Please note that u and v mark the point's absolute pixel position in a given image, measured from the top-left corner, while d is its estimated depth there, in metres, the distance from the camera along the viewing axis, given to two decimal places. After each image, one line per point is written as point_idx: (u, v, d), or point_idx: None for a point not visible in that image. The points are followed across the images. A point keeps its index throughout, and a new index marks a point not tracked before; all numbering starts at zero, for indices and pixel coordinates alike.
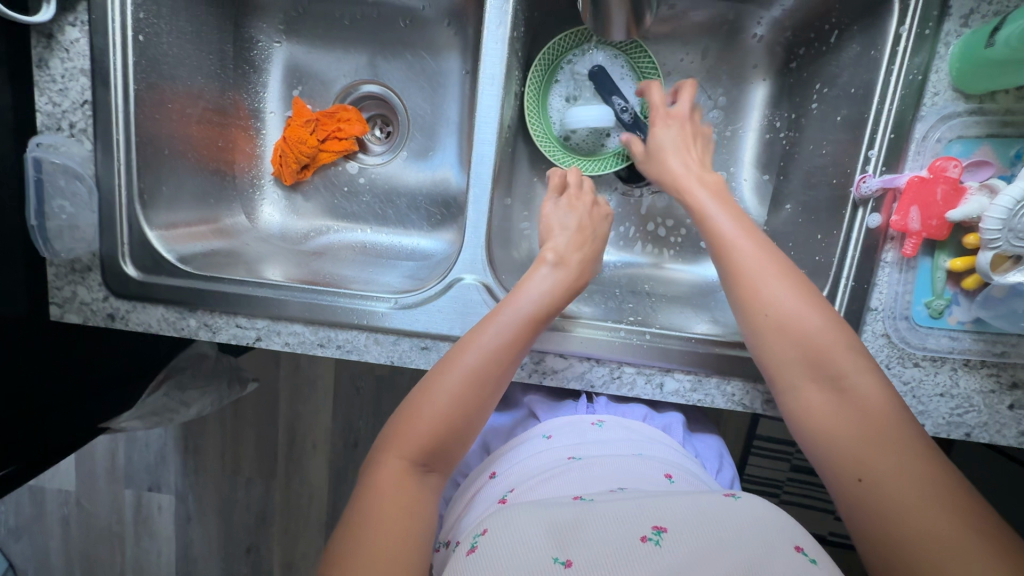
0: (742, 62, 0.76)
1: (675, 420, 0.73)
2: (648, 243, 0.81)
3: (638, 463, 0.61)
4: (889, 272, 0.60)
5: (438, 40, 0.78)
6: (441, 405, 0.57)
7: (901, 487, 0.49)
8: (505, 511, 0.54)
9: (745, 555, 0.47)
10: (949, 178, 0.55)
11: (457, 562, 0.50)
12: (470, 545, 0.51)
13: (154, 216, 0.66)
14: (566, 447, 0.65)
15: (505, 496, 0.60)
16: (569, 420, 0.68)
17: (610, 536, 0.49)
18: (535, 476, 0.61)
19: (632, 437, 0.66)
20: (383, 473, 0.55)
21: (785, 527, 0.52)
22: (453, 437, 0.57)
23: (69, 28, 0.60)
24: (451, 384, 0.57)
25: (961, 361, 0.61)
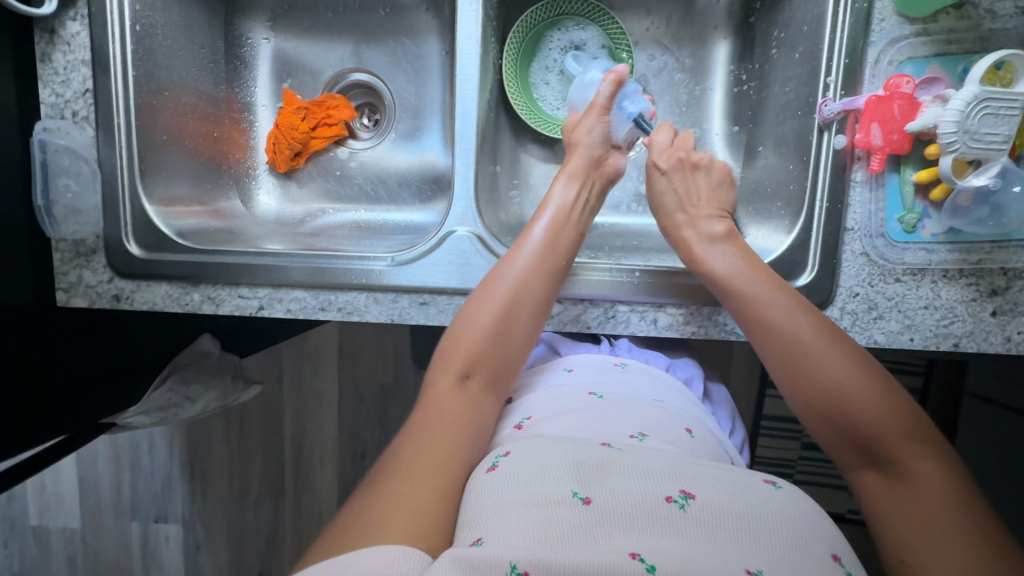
0: (704, 23, 0.80)
1: (695, 374, 0.76)
2: (633, 202, 0.84)
3: (660, 411, 0.63)
4: (860, 191, 0.63)
5: (417, 25, 0.83)
6: (481, 328, 0.62)
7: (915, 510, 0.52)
8: (533, 440, 0.54)
9: (776, 551, 0.45)
10: (903, 93, 0.59)
11: (478, 477, 0.52)
12: (491, 463, 0.53)
13: (153, 189, 0.69)
14: (587, 382, 0.67)
15: (521, 422, 0.62)
16: (596, 359, 0.71)
17: (634, 483, 0.49)
18: (556, 408, 0.62)
19: (654, 382, 0.69)
20: (436, 385, 0.61)
21: (825, 525, 0.49)
22: (500, 353, 0.62)
23: (70, 22, 0.64)
24: (480, 328, 0.62)
25: (940, 273, 0.63)
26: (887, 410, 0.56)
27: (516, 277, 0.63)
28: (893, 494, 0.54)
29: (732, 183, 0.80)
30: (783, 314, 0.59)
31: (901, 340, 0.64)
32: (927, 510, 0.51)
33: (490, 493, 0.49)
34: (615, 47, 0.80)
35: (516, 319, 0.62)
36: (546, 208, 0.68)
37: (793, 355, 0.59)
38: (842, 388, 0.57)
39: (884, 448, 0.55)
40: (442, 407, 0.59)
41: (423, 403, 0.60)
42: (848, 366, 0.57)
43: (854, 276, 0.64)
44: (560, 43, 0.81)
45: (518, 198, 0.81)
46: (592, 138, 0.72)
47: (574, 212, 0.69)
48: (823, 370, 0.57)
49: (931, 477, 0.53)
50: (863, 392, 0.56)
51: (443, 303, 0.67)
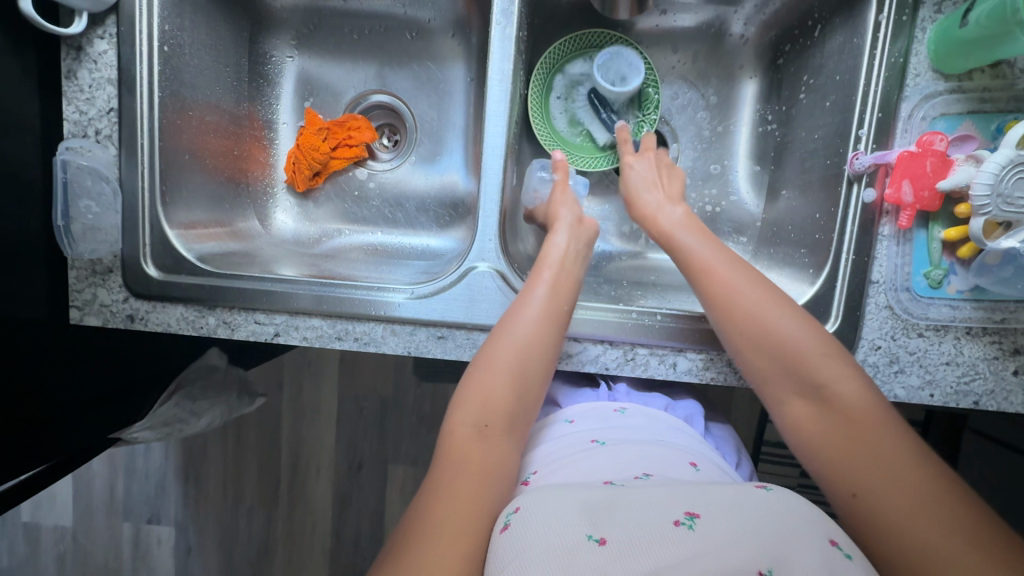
0: (731, 62, 0.80)
1: (695, 411, 0.74)
2: (651, 234, 0.84)
3: (660, 448, 0.62)
4: (887, 245, 0.63)
5: (443, 50, 0.83)
6: (497, 390, 0.60)
7: (911, 502, 0.49)
8: (538, 492, 0.54)
9: (787, 558, 0.44)
10: (937, 151, 0.58)
11: (494, 540, 0.51)
12: (503, 522, 0.52)
13: (173, 214, 0.69)
14: (589, 430, 0.66)
15: (528, 478, 0.62)
16: (592, 405, 0.70)
17: (643, 515, 0.49)
18: (559, 459, 0.62)
19: (654, 423, 0.68)
20: (454, 436, 0.59)
21: (824, 523, 0.49)
22: (520, 410, 0.61)
23: (97, 41, 0.64)
24: (495, 374, 0.60)
25: (963, 329, 0.63)
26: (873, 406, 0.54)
27: (521, 333, 0.61)
28: (882, 491, 0.51)
29: (753, 223, 0.80)
30: (763, 307, 0.59)
31: (921, 395, 0.64)
32: (920, 500, 0.49)
33: (510, 544, 0.48)
34: (643, 82, 0.80)
35: (529, 378, 0.61)
36: (548, 259, 0.66)
37: (774, 348, 0.58)
38: (822, 382, 0.56)
39: (870, 442, 0.53)
40: (461, 453, 0.57)
41: (440, 454, 0.58)
42: (825, 358, 0.57)
43: (877, 329, 0.64)
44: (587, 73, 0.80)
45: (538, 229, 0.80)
46: (570, 210, 0.70)
47: (574, 263, 0.67)
48: (803, 361, 0.57)
49: (916, 469, 0.50)
50: (842, 385, 0.55)
51: (461, 337, 0.66)
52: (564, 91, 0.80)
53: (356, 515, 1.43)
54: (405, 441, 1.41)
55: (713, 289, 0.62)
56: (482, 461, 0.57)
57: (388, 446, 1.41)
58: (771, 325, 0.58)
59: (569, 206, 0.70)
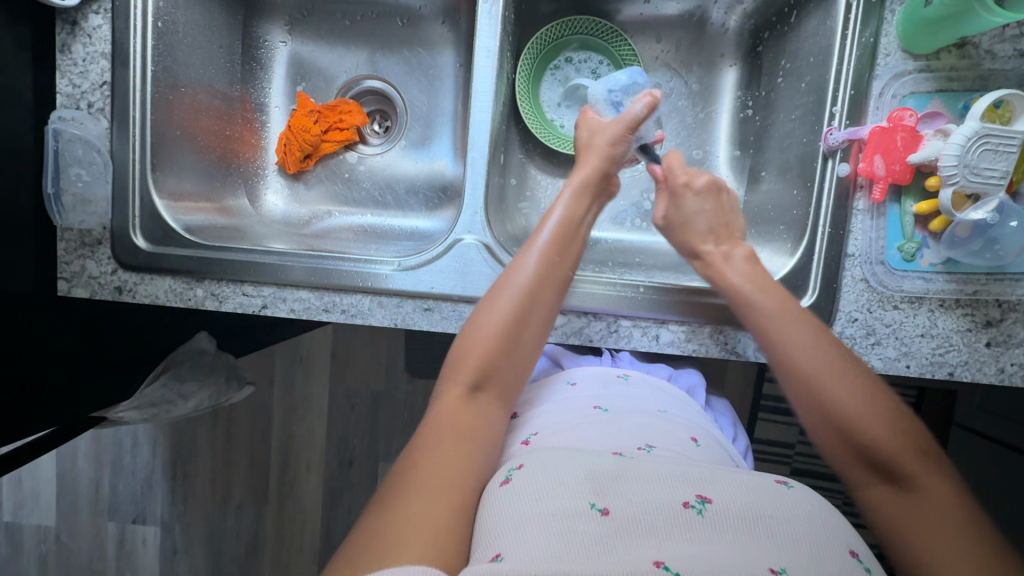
0: (713, 50, 0.82)
1: (697, 384, 0.76)
2: (637, 217, 0.86)
3: (664, 422, 0.64)
4: (862, 219, 0.65)
5: (433, 37, 0.85)
6: (486, 341, 0.61)
7: (932, 528, 0.50)
8: (543, 453, 0.55)
9: (792, 550, 0.45)
10: (906, 126, 0.60)
11: (493, 492, 0.52)
12: (505, 476, 0.53)
13: (163, 183, 0.70)
14: (591, 395, 0.67)
15: (529, 438, 0.62)
16: (597, 371, 0.70)
17: (654, 490, 0.50)
18: (562, 421, 0.63)
19: (656, 393, 0.69)
20: (445, 399, 0.60)
21: (839, 529, 0.49)
22: (510, 364, 0.62)
23: (92, 16, 0.65)
24: (481, 337, 0.61)
25: (937, 302, 0.64)
26: (901, 429, 0.54)
27: (522, 283, 0.62)
28: (902, 508, 0.52)
29: (735, 206, 0.82)
30: (787, 334, 0.59)
31: (897, 366, 0.65)
32: (941, 517, 0.50)
33: (509, 507, 0.49)
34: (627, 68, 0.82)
35: (524, 332, 0.62)
36: (551, 217, 0.67)
37: (802, 371, 0.58)
38: (842, 405, 0.56)
39: (896, 465, 0.53)
40: (454, 420, 0.58)
41: (433, 416, 0.59)
42: (846, 378, 0.56)
43: (853, 302, 0.65)
44: (573, 61, 0.83)
45: (526, 211, 0.82)
46: (612, 150, 0.70)
47: (576, 224, 0.68)
48: (823, 383, 0.57)
49: (941, 489, 0.52)
50: (870, 406, 0.55)
51: (447, 309, 0.67)
52: (551, 78, 0.83)
53: (345, 511, 1.42)
54: (395, 435, 1.40)
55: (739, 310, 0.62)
56: (476, 431, 0.57)
57: (379, 440, 1.41)
58: (789, 344, 0.58)
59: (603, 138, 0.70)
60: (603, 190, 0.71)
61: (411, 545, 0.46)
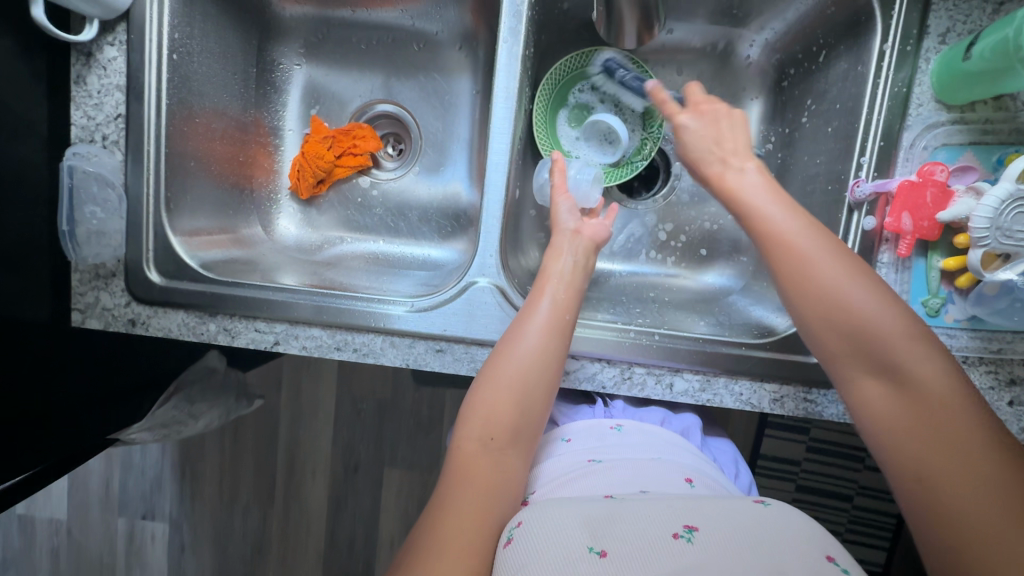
0: (736, 83, 0.80)
1: (691, 424, 0.74)
2: (652, 250, 0.84)
3: (658, 466, 0.63)
4: (886, 272, 0.63)
5: (450, 63, 0.83)
6: (499, 400, 0.60)
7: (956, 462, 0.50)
8: (539, 506, 0.55)
9: (779, 564, 0.46)
10: (937, 180, 0.58)
11: (498, 557, 0.51)
12: (507, 537, 0.52)
13: (178, 223, 0.69)
14: (586, 448, 0.67)
15: (528, 500, 0.63)
16: (589, 424, 0.70)
17: (643, 525, 0.51)
18: (559, 478, 0.63)
19: (649, 440, 0.68)
20: (461, 449, 0.59)
21: (816, 535, 0.51)
22: (519, 417, 0.60)
23: (107, 47, 0.64)
24: (495, 388, 0.60)
25: (959, 358, 0.63)
26: (937, 367, 0.53)
27: (534, 329, 0.62)
28: (898, 406, 0.54)
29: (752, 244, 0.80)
30: (824, 265, 0.57)
31: None
32: (934, 419, 0.52)
33: (515, 565, 0.49)
34: (647, 101, 0.80)
35: (533, 384, 0.61)
36: (551, 273, 0.66)
37: (830, 305, 0.56)
38: (882, 343, 0.54)
39: (930, 402, 0.52)
40: (465, 473, 0.58)
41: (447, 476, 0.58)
42: (880, 312, 0.55)
43: None
44: (592, 92, 0.81)
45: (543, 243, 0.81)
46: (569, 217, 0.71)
47: (575, 273, 0.67)
48: (845, 316, 0.56)
49: (929, 365, 0.53)
50: (906, 343, 0.54)
51: (459, 351, 0.66)
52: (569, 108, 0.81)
53: (350, 517, 1.43)
54: (401, 445, 1.41)
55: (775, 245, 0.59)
56: (488, 482, 0.57)
57: (384, 449, 1.42)
58: (818, 276, 0.57)
59: (568, 214, 0.72)
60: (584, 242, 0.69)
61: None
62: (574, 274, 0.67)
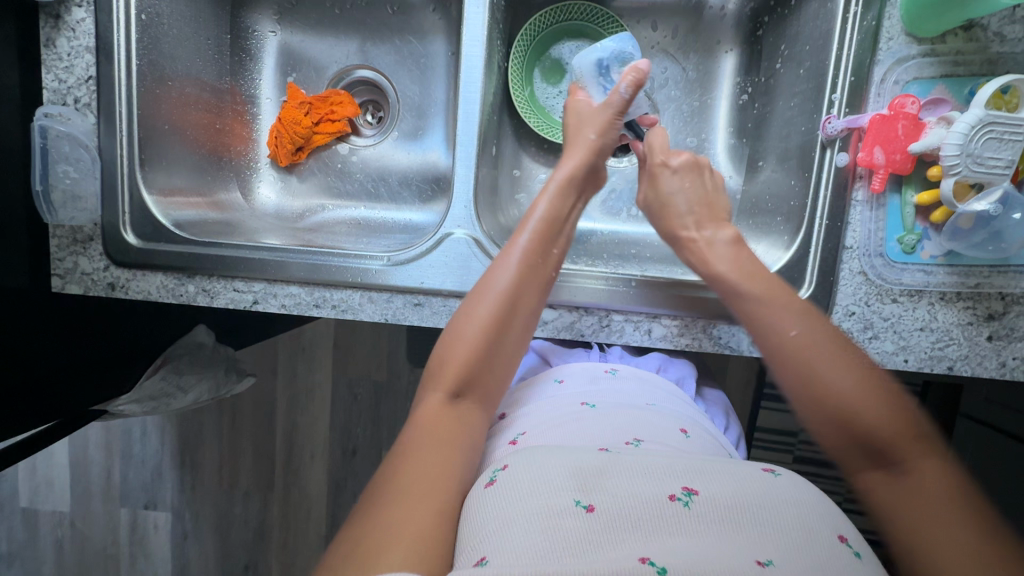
0: (711, 36, 0.80)
1: (688, 374, 0.75)
2: (633, 207, 0.84)
3: (654, 415, 0.63)
4: (861, 210, 0.63)
5: (424, 24, 0.83)
6: (462, 344, 0.61)
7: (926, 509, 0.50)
8: (529, 454, 0.55)
9: (784, 540, 0.45)
10: (909, 113, 0.58)
11: (477, 494, 0.52)
12: (490, 478, 0.54)
13: (152, 180, 0.69)
14: (580, 392, 0.67)
15: (515, 439, 0.62)
16: (584, 367, 0.71)
17: (637, 485, 0.49)
18: (548, 421, 0.63)
19: (645, 386, 0.69)
20: (426, 406, 0.60)
21: (825, 512, 0.50)
22: (484, 371, 0.61)
23: (75, 9, 0.64)
24: (467, 344, 0.61)
25: (937, 295, 0.63)
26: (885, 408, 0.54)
27: (503, 282, 0.62)
28: (894, 491, 0.52)
29: (733, 195, 0.80)
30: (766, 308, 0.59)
31: (895, 360, 0.64)
32: (932, 502, 0.50)
33: (492, 506, 0.49)
34: None
35: (502, 332, 0.61)
36: (530, 219, 0.66)
37: (786, 353, 0.58)
38: (837, 390, 0.55)
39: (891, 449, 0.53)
40: (436, 422, 0.58)
41: (416, 419, 0.59)
42: (830, 361, 0.56)
43: (850, 295, 0.64)
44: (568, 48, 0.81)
45: (523, 201, 0.81)
46: (602, 143, 0.69)
47: (560, 225, 0.67)
48: (826, 374, 0.56)
49: (931, 465, 0.52)
50: (853, 388, 0.55)
51: (438, 304, 0.66)
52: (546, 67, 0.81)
53: (350, 496, 1.44)
54: (397, 423, 1.42)
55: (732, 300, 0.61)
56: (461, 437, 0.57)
57: (381, 428, 1.42)
58: (759, 315, 0.59)
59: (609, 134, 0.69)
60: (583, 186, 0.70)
61: (397, 550, 0.45)
62: (551, 224, 0.66)
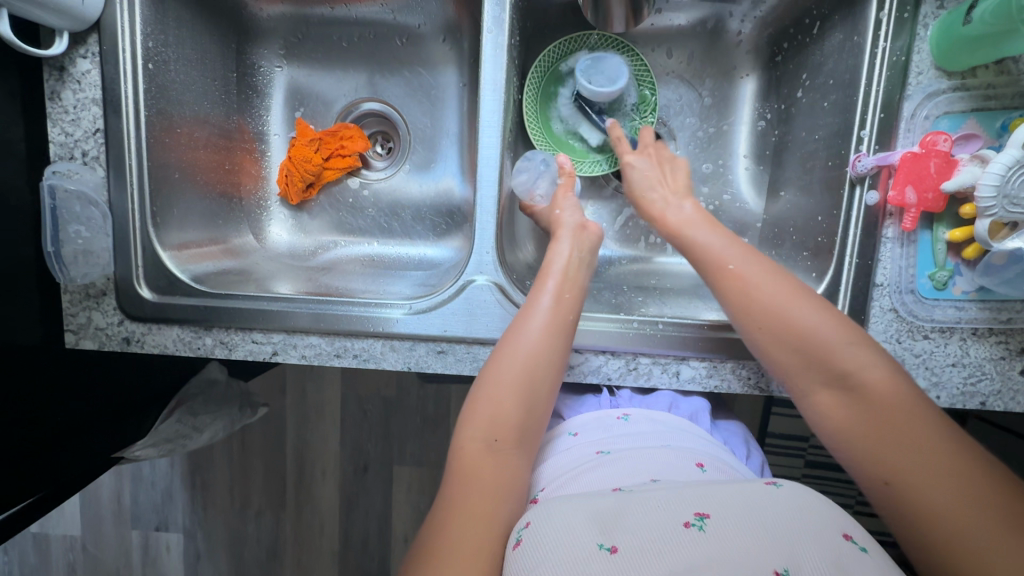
0: (728, 61, 0.78)
1: (701, 408, 0.74)
2: (650, 235, 0.83)
3: (667, 454, 0.62)
4: (891, 247, 0.62)
5: (435, 55, 0.81)
6: (501, 394, 0.58)
7: (915, 456, 0.50)
8: (546, 505, 0.54)
9: (799, 555, 0.45)
10: (940, 151, 0.57)
11: (509, 559, 0.50)
12: (516, 539, 0.51)
13: (166, 236, 0.68)
14: (595, 439, 0.67)
15: (536, 496, 0.62)
16: (595, 417, 0.70)
17: (653, 517, 0.49)
18: (566, 473, 0.62)
19: (657, 429, 0.67)
20: (459, 459, 0.57)
21: (829, 514, 0.50)
22: (525, 422, 0.59)
23: (80, 60, 0.62)
24: (503, 400, 0.58)
25: (969, 330, 0.62)
26: (857, 351, 0.55)
27: (536, 329, 0.60)
28: (876, 433, 0.53)
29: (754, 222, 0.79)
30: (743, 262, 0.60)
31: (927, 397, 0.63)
32: (919, 447, 0.50)
33: (527, 567, 0.48)
34: (640, 84, 0.78)
35: (539, 379, 0.60)
36: (552, 265, 0.64)
37: (758, 309, 0.58)
38: (813, 341, 0.56)
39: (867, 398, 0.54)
40: (468, 477, 0.56)
41: (451, 476, 0.57)
42: (802, 313, 0.56)
43: (882, 332, 0.63)
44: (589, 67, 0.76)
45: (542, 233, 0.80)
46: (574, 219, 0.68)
47: (578, 270, 0.65)
48: (797, 320, 0.56)
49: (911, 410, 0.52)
50: (833, 336, 0.55)
51: (461, 351, 0.65)
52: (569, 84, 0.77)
53: (363, 516, 1.43)
54: (409, 441, 1.41)
55: (704, 263, 0.62)
56: (489, 476, 0.56)
57: (393, 446, 1.41)
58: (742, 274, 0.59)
59: (571, 210, 0.69)
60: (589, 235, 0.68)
61: None
62: (574, 268, 0.65)
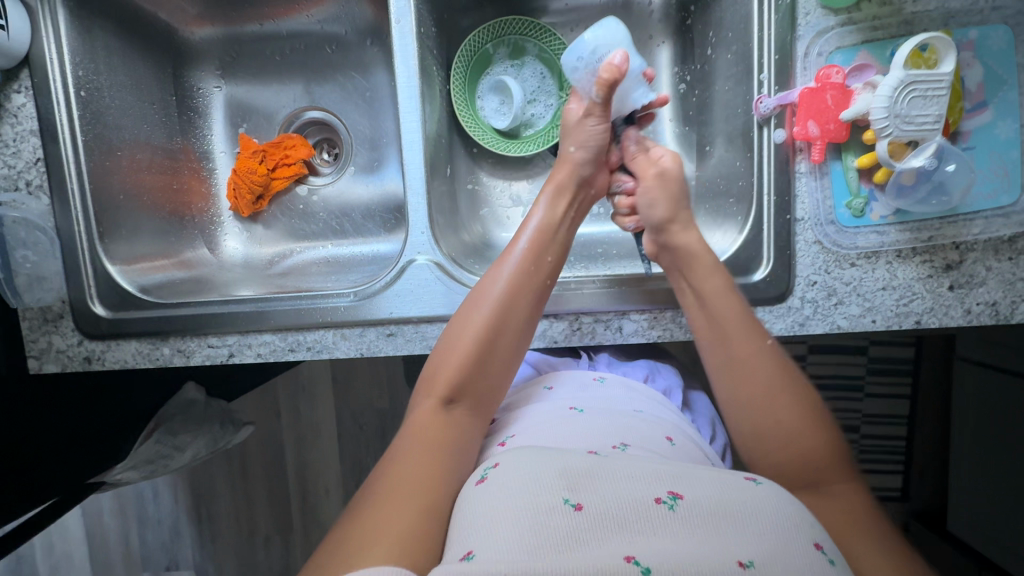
0: (644, 30, 0.81)
1: (675, 385, 0.76)
2: (594, 206, 0.85)
3: (640, 421, 0.64)
4: (806, 181, 0.64)
5: (364, 59, 0.84)
6: (458, 350, 0.61)
7: (838, 514, 0.53)
8: (518, 453, 0.55)
9: (759, 546, 0.46)
10: (835, 83, 0.60)
11: (468, 491, 0.53)
12: (480, 476, 0.54)
13: (115, 251, 0.70)
14: (568, 397, 0.68)
15: (506, 439, 0.63)
16: (574, 373, 0.73)
17: (624, 485, 0.49)
18: (539, 423, 0.63)
19: (631, 393, 0.70)
20: (418, 413, 0.60)
21: (805, 521, 0.49)
22: (483, 377, 0.61)
23: (15, 95, 0.66)
24: (466, 353, 0.61)
25: (893, 253, 0.64)
26: (789, 394, 0.59)
27: (501, 286, 0.63)
28: (817, 502, 0.55)
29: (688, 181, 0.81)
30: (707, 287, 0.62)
31: (863, 322, 0.65)
32: (851, 513, 0.53)
33: (480, 514, 0.49)
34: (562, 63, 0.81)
35: (501, 338, 0.62)
36: (528, 225, 0.67)
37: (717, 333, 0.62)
38: (760, 374, 0.60)
39: (804, 443, 0.57)
40: (424, 431, 0.58)
41: (405, 432, 0.58)
42: (758, 350, 0.60)
43: (810, 265, 0.65)
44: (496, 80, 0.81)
45: (489, 215, 0.83)
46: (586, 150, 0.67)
47: (551, 232, 0.67)
48: (760, 398, 0.59)
49: (828, 461, 0.57)
50: (775, 378, 0.59)
51: (410, 331, 0.67)
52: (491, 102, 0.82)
53: None
54: None
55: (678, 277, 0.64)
56: (438, 441, 0.57)
57: None
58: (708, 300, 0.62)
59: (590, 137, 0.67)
60: (582, 198, 0.69)
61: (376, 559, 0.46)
62: (546, 231, 0.67)
